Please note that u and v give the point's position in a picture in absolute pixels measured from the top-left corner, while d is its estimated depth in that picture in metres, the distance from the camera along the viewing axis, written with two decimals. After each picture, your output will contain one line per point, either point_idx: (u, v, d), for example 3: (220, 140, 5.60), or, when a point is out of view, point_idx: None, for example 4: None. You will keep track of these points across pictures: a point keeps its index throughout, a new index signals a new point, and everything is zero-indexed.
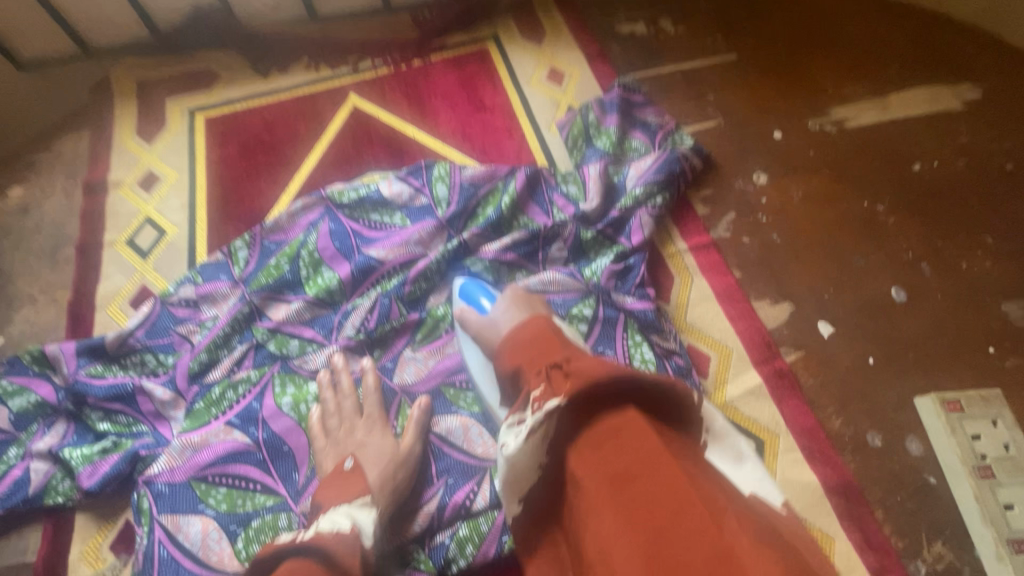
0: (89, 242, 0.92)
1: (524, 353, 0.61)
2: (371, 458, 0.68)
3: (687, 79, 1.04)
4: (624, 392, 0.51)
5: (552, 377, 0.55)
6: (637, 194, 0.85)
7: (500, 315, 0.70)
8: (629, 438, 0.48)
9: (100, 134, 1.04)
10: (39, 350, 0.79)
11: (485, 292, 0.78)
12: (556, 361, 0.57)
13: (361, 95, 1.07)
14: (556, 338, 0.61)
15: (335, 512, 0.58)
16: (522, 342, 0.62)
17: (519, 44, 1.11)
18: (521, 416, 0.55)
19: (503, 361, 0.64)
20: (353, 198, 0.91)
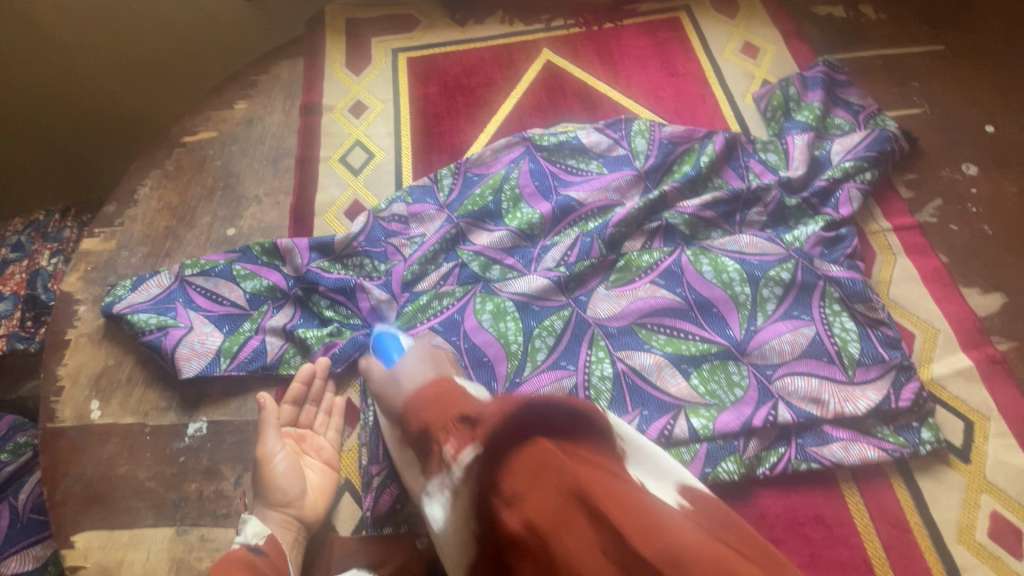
0: (308, 156, 1.01)
1: (429, 409, 0.56)
2: (278, 498, 0.65)
3: (889, 66, 1.02)
4: (539, 419, 0.49)
5: (462, 430, 0.52)
6: (846, 168, 0.86)
7: (403, 367, 0.67)
8: (549, 473, 0.44)
9: (315, 63, 1.13)
10: (270, 243, 0.88)
11: (397, 347, 0.76)
12: (462, 411, 0.54)
13: (554, 51, 1.11)
14: (457, 395, 0.57)
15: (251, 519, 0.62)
16: (424, 401, 0.58)
17: (712, 17, 1.12)
18: (444, 481, 0.51)
19: (411, 418, 0.59)
20: (554, 142, 0.95)
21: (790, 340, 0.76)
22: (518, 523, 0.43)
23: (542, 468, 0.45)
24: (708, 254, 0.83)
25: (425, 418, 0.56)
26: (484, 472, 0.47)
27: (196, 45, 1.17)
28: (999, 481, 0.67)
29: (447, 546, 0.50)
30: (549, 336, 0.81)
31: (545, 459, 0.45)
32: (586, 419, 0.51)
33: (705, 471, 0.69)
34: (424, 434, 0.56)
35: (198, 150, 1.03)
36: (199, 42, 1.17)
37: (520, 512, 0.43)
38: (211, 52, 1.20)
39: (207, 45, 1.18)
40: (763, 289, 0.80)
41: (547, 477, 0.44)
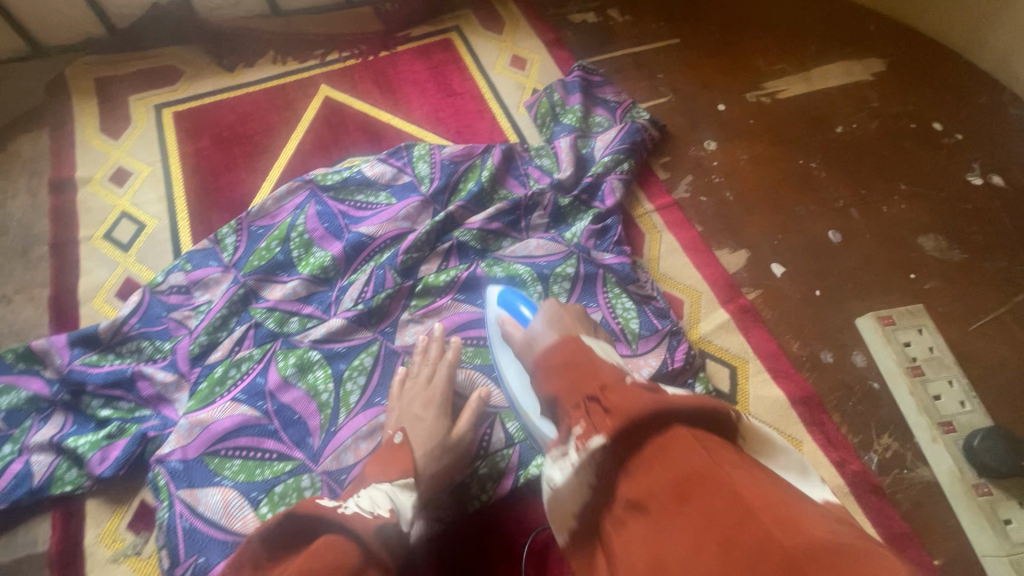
0: (64, 237, 0.90)
1: (562, 377, 0.57)
2: (421, 438, 0.69)
3: (637, 62, 1.14)
4: (669, 411, 0.48)
5: (592, 412, 0.51)
6: (606, 162, 0.94)
7: (533, 332, 0.67)
8: (676, 453, 0.45)
9: (63, 132, 1.02)
10: (24, 346, 0.77)
11: (525, 303, 0.77)
12: (594, 390, 0.53)
13: (332, 85, 1.09)
14: (593, 363, 0.57)
15: (374, 492, 0.58)
16: (555, 369, 0.58)
17: (480, 34, 1.18)
18: (565, 449, 0.52)
19: (546, 382, 0.59)
20: (338, 180, 0.94)
21: None
22: (640, 490, 0.45)
23: (668, 446, 0.45)
24: (501, 263, 0.87)
25: (559, 384, 0.57)
26: (611, 460, 0.48)
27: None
28: (760, 414, 0.77)
29: (565, 505, 0.51)
30: (360, 375, 0.79)
31: (673, 441, 0.45)
32: (719, 419, 0.49)
33: (518, 473, 0.74)
34: (556, 401, 0.57)
35: None
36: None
37: (645, 481, 0.45)
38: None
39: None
40: (554, 286, 0.85)
41: (673, 455, 0.44)
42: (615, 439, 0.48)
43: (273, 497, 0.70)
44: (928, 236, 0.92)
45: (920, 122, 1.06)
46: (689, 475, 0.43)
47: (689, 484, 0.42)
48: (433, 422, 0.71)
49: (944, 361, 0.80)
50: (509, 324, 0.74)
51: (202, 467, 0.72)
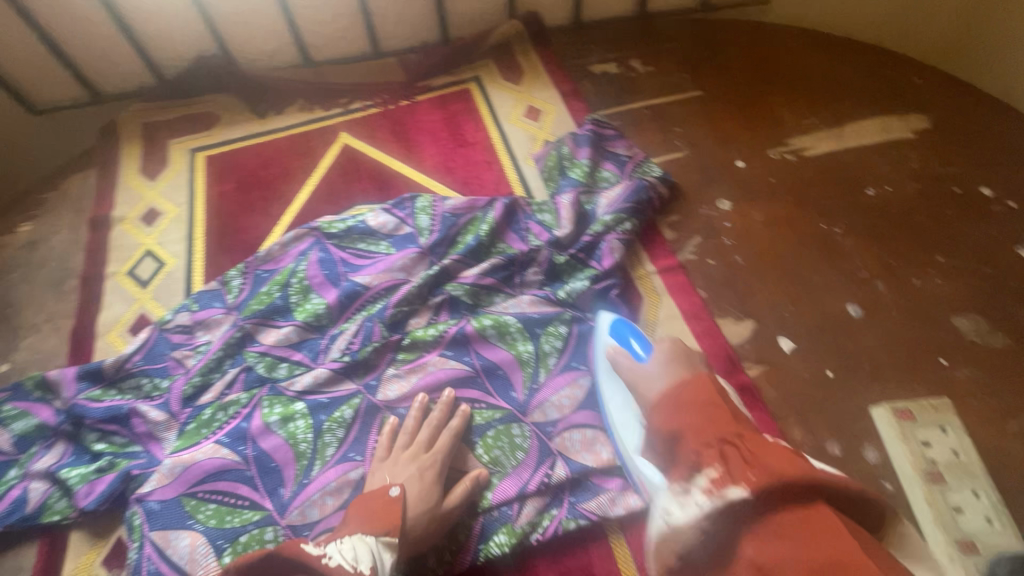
0: (93, 272, 0.97)
1: (686, 415, 0.63)
2: (417, 501, 0.68)
3: (654, 115, 1.11)
4: (819, 487, 0.52)
5: (729, 457, 0.56)
6: (607, 221, 0.91)
7: (654, 366, 0.73)
8: (821, 533, 0.49)
9: (108, 172, 1.11)
10: (42, 376, 0.82)
11: (636, 336, 0.78)
12: (728, 434, 0.58)
13: (351, 133, 1.14)
14: (723, 409, 0.62)
15: (359, 545, 0.61)
16: (680, 406, 0.64)
17: (499, 84, 1.19)
18: (688, 489, 0.58)
19: (667, 413, 0.66)
20: (342, 228, 0.97)
21: (568, 394, 0.79)
22: (772, 553, 0.50)
23: (812, 519, 0.50)
24: (490, 315, 0.86)
25: (681, 420, 0.63)
26: (749, 514, 0.53)
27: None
28: None
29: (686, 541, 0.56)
30: (339, 428, 0.79)
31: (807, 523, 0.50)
32: (852, 502, 0.54)
33: (479, 548, 0.71)
34: (677, 435, 0.63)
35: None
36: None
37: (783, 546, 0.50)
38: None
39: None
40: (544, 344, 0.84)
41: (818, 532, 0.49)
42: (759, 494, 0.52)
43: (237, 548, 0.71)
44: (964, 316, 0.83)
45: (966, 185, 0.96)
46: (827, 559, 0.47)
47: (834, 571, 0.47)
48: (429, 488, 0.70)
49: (970, 469, 0.72)
50: (625, 359, 0.76)
51: (178, 509, 0.73)
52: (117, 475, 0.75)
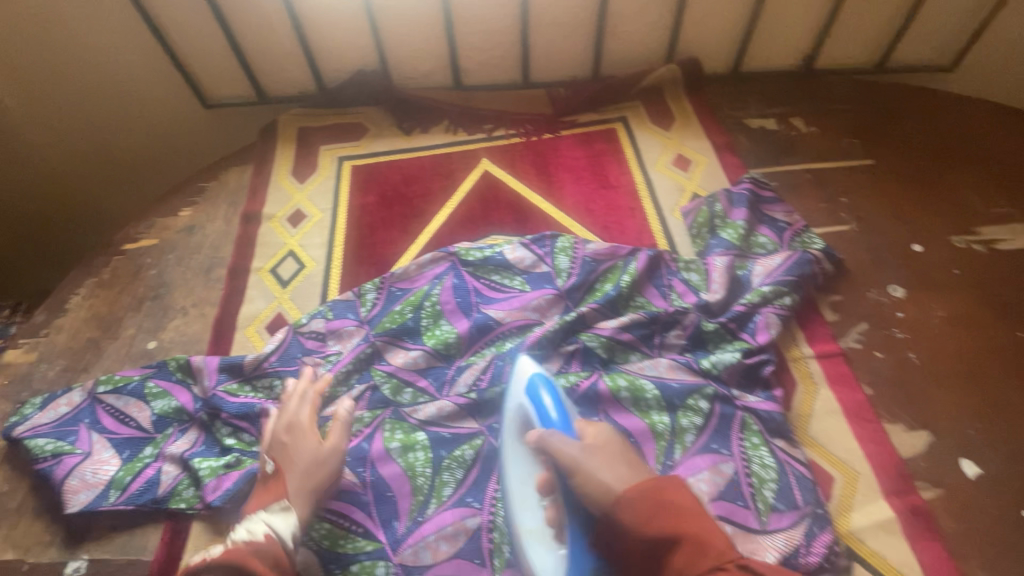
0: (239, 265, 1.01)
1: (665, 516, 0.55)
2: (293, 462, 0.71)
3: (818, 181, 1.03)
4: None
5: None
6: (764, 292, 0.84)
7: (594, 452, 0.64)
8: None
9: (263, 170, 1.17)
10: (186, 359, 0.88)
11: (551, 398, 0.71)
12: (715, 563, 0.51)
13: (493, 160, 1.14)
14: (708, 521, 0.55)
15: (253, 520, 0.66)
16: (636, 501, 0.57)
17: (648, 128, 1.15)
18: None
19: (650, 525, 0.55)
20: (479, 257, 0.96)
21: (707, 479, 0.72)
22: None
23: None
24: (625, 375, 0.81)
25: (662, 526, 0.55)
26: None
27: (166, 147, 1.28)
28: None
29: None
30: (457, 468, 0.77)
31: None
32: None
33: None
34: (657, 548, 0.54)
35: (135, 258, 1.05)
36: (168, 144, 1.28)
37: None
38: (183, 155, 1.31)
39: (176, 147, 1.28)
40: (682, 418, 0.77)
41: None
42: None
43: None
44: None
45: None
46: None
47: None
48: (303, 451, 0.72)
49: None
50: (558, 438, 0.66)
51: None
52: (242, 475, 0.77)
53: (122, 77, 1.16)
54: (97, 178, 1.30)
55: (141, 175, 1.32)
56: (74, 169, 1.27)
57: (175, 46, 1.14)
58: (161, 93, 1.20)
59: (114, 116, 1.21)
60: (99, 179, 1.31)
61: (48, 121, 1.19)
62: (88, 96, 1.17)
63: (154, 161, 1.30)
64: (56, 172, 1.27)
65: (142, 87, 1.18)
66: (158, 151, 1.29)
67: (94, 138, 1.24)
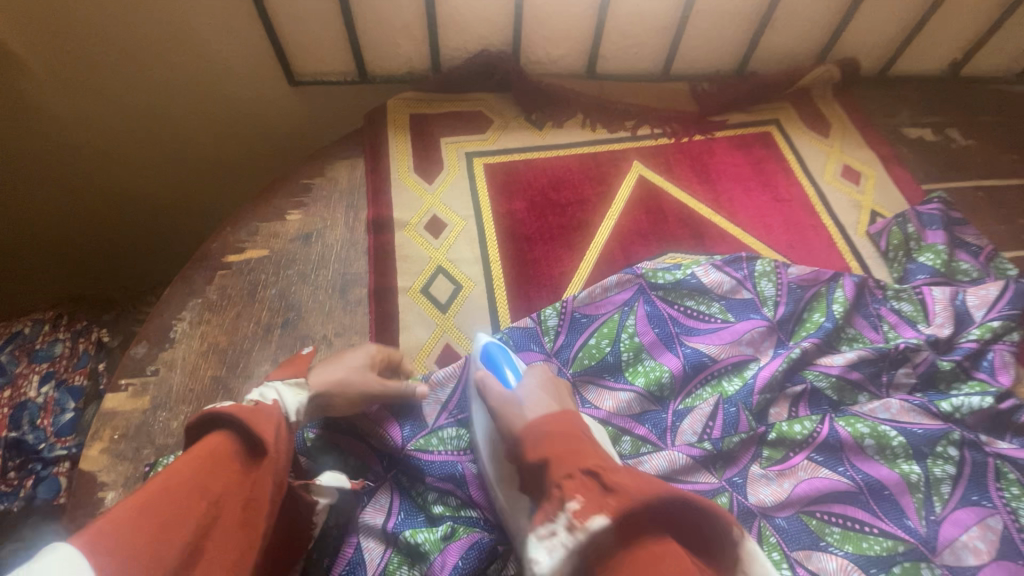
0: (384, 285, 0.86)
1: (552, 445, 0.56)
2: (333, 366, 0.68)
3: (992, 200, 1.00)
4: None
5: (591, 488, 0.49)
6: (995, 327, 0.80)
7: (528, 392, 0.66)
8: None
9: (378, 165, 0.99)
10: None
11: (509, 363, 0.72)
12: (588, 465, 0.52)
13: (646, 164, 1.02)
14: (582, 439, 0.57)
15: (264, 387, 0.60)
16: (548, 437, 0.57)
17: (805, 134, 1.07)
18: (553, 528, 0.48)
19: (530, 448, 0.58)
20: (670, 280, 0.85)
21: (980, 536, 0.68)
22: None
23: None
24: (865, 420, 0.75)
25: (542, 451, 0.56)
26: None
27: (253, 140, 1.11)
28: None
29: None
30: None
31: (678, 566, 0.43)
32: None
33: None
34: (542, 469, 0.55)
35: (246, 274, 0.87)
36: (252, 136, 1.10)
37: None
38: (271, 147, 1.13)
39: (263, 139, 1.11)
40: (934, 467, 0.72)
41: None
42: None
43: None
44: None
45: None
46: None
47: None
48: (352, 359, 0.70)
49: None
50: (492, 381, 0.68)
51: None
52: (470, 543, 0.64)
53: (202, 43, 0.94)
54: (172, 175, 1.14)
55: (221, 172, 1.16)
56: (144, 168, 1.12)
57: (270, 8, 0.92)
58: (246, 65, 0.99)
59: (189, 104, 1.03)
60: (175, 178, 1.15)
61: (112, 113, 1.01)
62: (161, 82, 0.98)
63: (236, 156, 1.13)
64: (125, 171, 1.11)
65: (223, 57, 0.97)
66: (233, 136, 1.10)
67: (165, 130, 1.06)
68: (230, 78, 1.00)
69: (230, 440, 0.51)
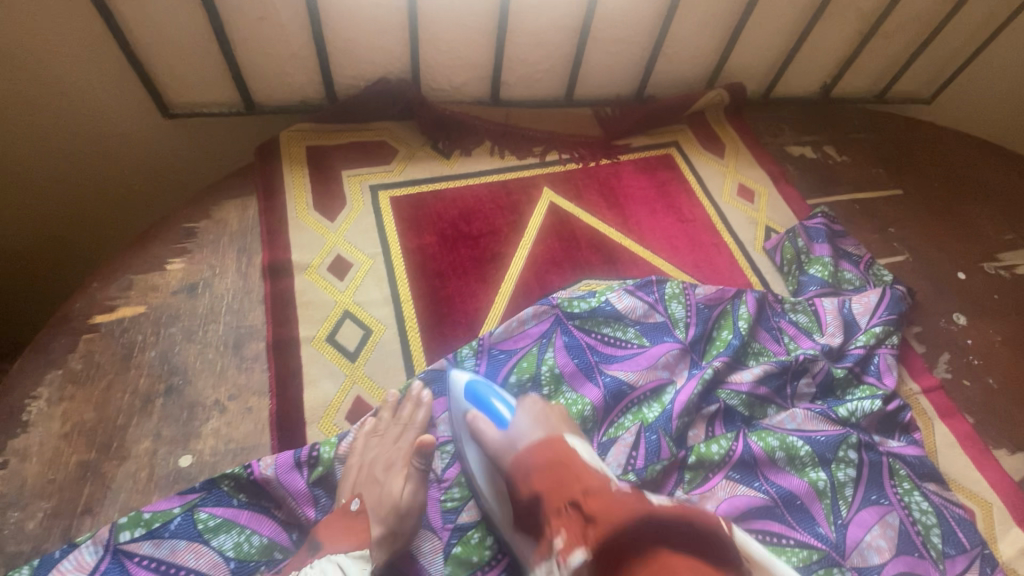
0: (285, 336, 0.79)
1: (541, 479, 0.61)
2: (376, 505, 0.64)
3: (866, 211, 1.09)
4: None
5: (568, 519, 0.57)
6: (877, 332, 0.87)
7: (519, 429, 0.66)
8: None
9: (273, 203, 0.92)
10: (243, 474, 0.66)
11: (496, 395, 0.71)
12: (576, 494, 0.58)
13: (556, 190, 1.02)
14: (569, 467, 0.61)
15: (324, 563, 0.58)
16: (537, 468, 0.62)
17: (703, 155, 1.12)
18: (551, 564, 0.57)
19: (520, 486, 0.62)
20: (585, 308, 0.85)
21: (881, 534, 0.72)
22: None
23: None
24: (774, 434, 0.78)
25: (539, 485, 0.61)
26: None
27: (119, 176, 0.98)
28: None
29: None
30: None
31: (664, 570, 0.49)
32: None
33: None
34: (535, 503, 0.60)
35: (119, 336, 0.76)
36: (122, 175, 0.98)
37: None
38: (145, 184, 1.01)
39: (134, 175, 0.99)
40: (838, 472, 0.76)
41: None
42: None
43: None
44: None
45: None
46: None
47: None
48: (388, 491, 0.65)
49: None
50: (485, 424, 0.67)
51: None
52: None
53: (51, 73, 0.83)
54: (24, 222, 0.99)
55: (87, 215, 1.02)
56: None
57: (133, 36, 0.83)
58: (108, 98, 0.88)
59: (32, 139, 0.89)
60: (29, 225, 0.99)
61: None
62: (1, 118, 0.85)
63: (101, 194, 1.00)
64: None
65: (80, 88, 0.86)
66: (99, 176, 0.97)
67: (0, 170, 0.90)
68: (87, 113, 0.89)
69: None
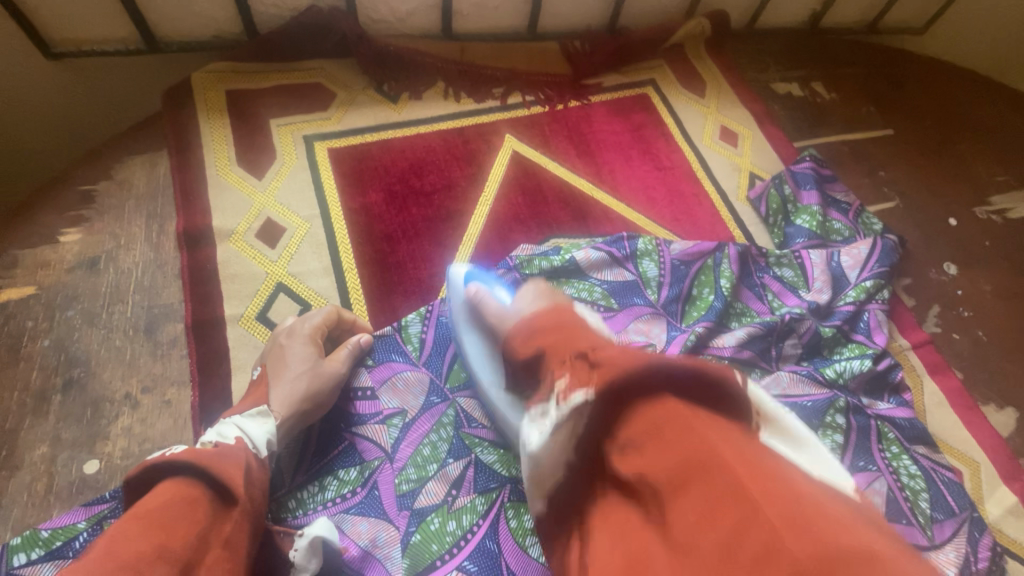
0: (206, 316, 0.68)
1: (542, 336, 0.48)
2: (283, 370, 0.61)
3: (855, 154, 1.01)
4: None
5: (575, 366, 0.44)
6: (868, 287, 0.81)
7: (522, 304, 0.56)
8: None
9: (187, 158, 0.78)
10: None
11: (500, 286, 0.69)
12: (581, 348, 0.45)
13: (518, 136, 0.91)
14: (578, 328, 0.48)
15: (221, 425, 0.52)
16: (541, 329, 0.49)
17: (682, 95, 1.01)
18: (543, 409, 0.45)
19: (518, 348, 0.51)
20: (547, 268, 0.76)
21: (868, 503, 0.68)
22: None
23: None
24: None
25: (534, 346, 0.49)
26: None
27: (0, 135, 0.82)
28: None
29: None
30: None
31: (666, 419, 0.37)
32: None
33: None
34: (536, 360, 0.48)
35: (4, 323, 0.65)
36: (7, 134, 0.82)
37: None
38: (33, 144, 0.85)
39: (15, 136, 0.83)
40: (824, 439, 0.71)
41: None
42: None
43: None
44: None
45: None
46: None
47: None
48: (298, 357, 0.62)
49: None
50: (490, 300, 0.65)
51: None
52: None
53: None
54: None
55: None
56: None
57: None
58: None
59: None
60: None
61: None
62: None
63: None
64: None
65: None
66: None
67: None
68: None
69: (186, 488, 0.41)
